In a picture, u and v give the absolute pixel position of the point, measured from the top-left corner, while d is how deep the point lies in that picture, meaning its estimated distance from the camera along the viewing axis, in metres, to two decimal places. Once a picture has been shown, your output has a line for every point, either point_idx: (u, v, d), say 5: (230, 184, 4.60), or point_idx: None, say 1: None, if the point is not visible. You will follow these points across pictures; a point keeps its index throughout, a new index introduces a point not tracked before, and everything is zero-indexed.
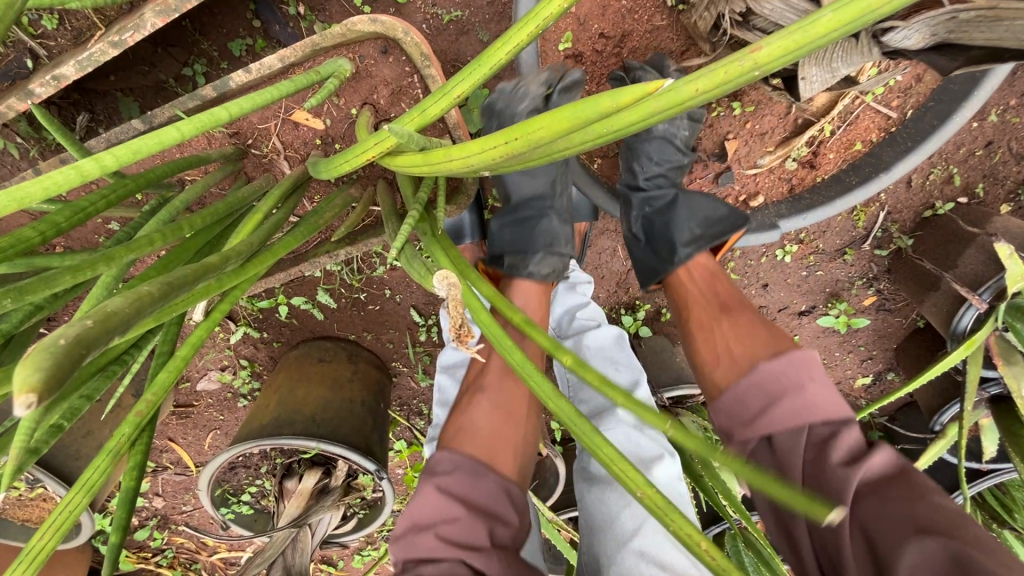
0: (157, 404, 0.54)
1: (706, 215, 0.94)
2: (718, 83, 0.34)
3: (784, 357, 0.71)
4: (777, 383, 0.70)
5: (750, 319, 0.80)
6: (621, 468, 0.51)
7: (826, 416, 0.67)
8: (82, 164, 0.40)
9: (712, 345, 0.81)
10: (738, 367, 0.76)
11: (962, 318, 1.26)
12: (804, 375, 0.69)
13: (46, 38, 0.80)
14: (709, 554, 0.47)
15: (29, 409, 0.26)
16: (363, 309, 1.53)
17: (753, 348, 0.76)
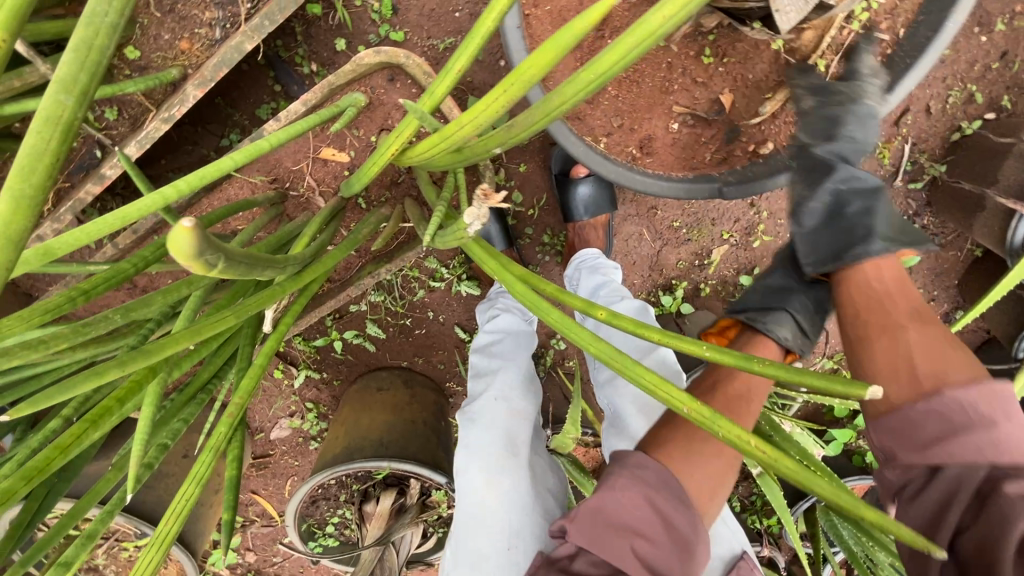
0: (244, 406, 0.60)
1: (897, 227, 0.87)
2: (682, 4, 0.39)
3: (973, 387, 0.68)
4: (962, 412, 0.67)
5: (940, 334, 0.74)
6: (660, 387, 0.50)
7: (1015, 454, 0.64)
8: (164, 190, 0.46)
9: (891, 353, 0.74)
10: (920, 388, 0.70)
11: (1017, 231, 1.20)
12: (992, 409, 0.67)
13: (109, 128, 0.90)
14: (759, 449, 0.45)
15: (188, 229, 0.30)
16: (411, 335, 1.60)
17: (956, 369, 0.70)
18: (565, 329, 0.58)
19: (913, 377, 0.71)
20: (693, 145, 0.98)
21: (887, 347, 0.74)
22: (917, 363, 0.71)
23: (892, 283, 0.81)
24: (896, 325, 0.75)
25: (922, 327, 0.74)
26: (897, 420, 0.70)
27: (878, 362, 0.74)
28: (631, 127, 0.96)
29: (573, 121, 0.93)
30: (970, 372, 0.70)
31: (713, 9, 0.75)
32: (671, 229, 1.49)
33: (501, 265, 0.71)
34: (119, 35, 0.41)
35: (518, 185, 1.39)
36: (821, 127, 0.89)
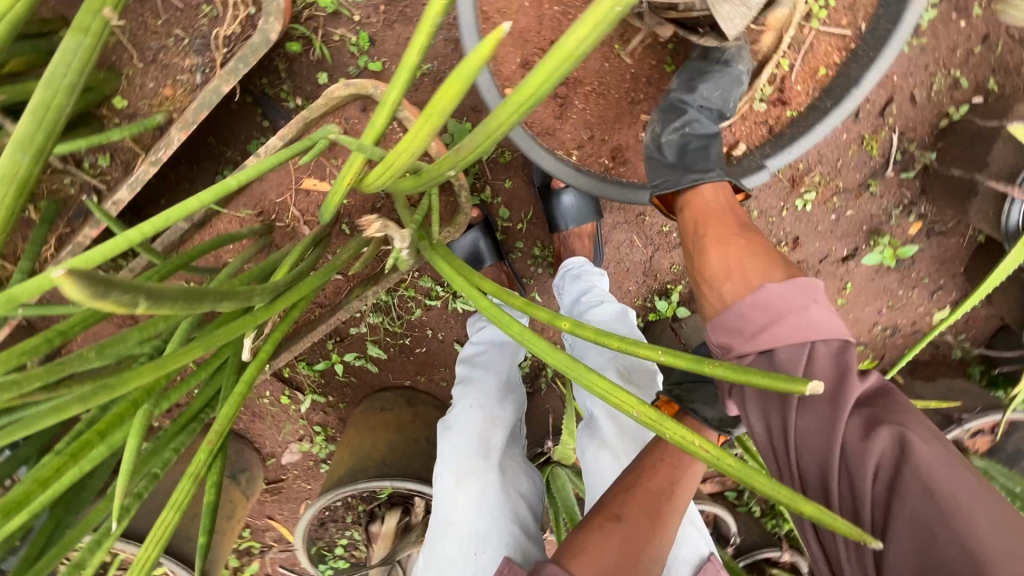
0: (224, 432, 0.63)
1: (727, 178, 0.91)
2: (590, 28, 0.41)
3: (790, 283, 0.79)
4: (784, 302, 0.78)
5: (760, 245, 0.86)
6: (611, 392, 0.50)
7: (821, 331, 0.76)
8: (129, 233, 0.49)
9: (724, 260, 0.85)
10: (746, 285, 0.82)
11: (1011, 214, 1.18)
12: (804, 298, 0.78)
13: (103, 174, 0.95)
14: (705, 448, 0.45)
15: (63, 276, 0.29)
16: (411, 354, 1.63)
17: (771, 273, 0.82)
18: (528, 343, 0.60)
19: (743, 279, 0.82)
20: None
21: (721, 254, 0.86)
22: (745, 269, 0.83)
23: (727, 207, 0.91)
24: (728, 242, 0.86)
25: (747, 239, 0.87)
26: (739, 313, 0.80)
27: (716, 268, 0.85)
28: (601, 138, 0.97)
29: (543, 136, 0.95)
30: (787, 273, 0.81)
31: (661, 19, 0.76)
32: (661, 234, 1.50)
33: (468, 279, 0.73)
34: (80, 91, 0.47)
35: (505, 200, 1.42)
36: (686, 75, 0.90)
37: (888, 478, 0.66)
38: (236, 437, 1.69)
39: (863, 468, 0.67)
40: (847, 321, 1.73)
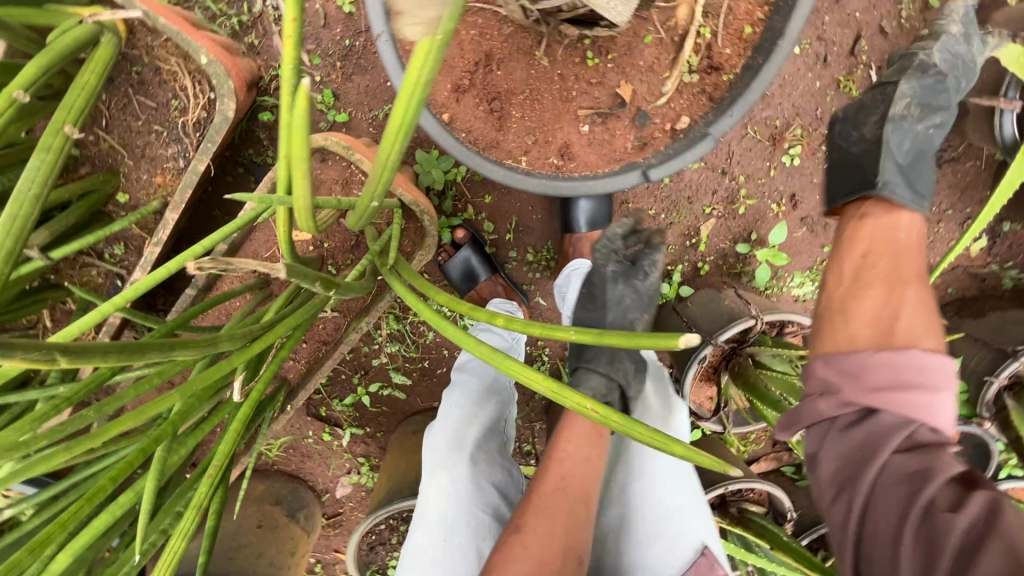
0: (223, 465, 0.71)
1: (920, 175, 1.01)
2: (422, 56, 0.46)
3: (932, 357, 0.81)
4: (917, 372, 0.80)
5: (922, 304, 0.87)
6: (520, 371, 0.55)
7: (936, 421, 0.80)
8: (101, 307, 0.60)
9: (879, 303, 0.88)
10: (891, 342, 0.83)
11: (1002, 127, 1.10)
12: (941, 377, 0.80)
13: (121, 260, 1.09)
14: (594, 410, 0.49)
15: None
16: (435, 375, 1.70)
17: (924, 336, 0.84)
18: (458, 340, 0.65)
19: (890, 331, 0.85)
20: (609, 139, 1.01)
21: (879, 298, 0.88)
22: (897, 322, 0.85)
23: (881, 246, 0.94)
24: (881, 283, 0.90)
25: (910, 290, 0.88)
26: (858, 364, 0.83)
27: (858, 311, 0.89)
28: (545, 140, 1.01)
29: (489, 150, 1.00)
30: (935, 346, 0.83)
31: (560, 20, 0.80)
32: (648, 218, 1.50)
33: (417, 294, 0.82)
34: (43, 201, 0.59)
35: (488, 215, 1.48)
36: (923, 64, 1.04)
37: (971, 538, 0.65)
38: (291, 477, 1.82)
39: (948, 520, 0.67)
40: None
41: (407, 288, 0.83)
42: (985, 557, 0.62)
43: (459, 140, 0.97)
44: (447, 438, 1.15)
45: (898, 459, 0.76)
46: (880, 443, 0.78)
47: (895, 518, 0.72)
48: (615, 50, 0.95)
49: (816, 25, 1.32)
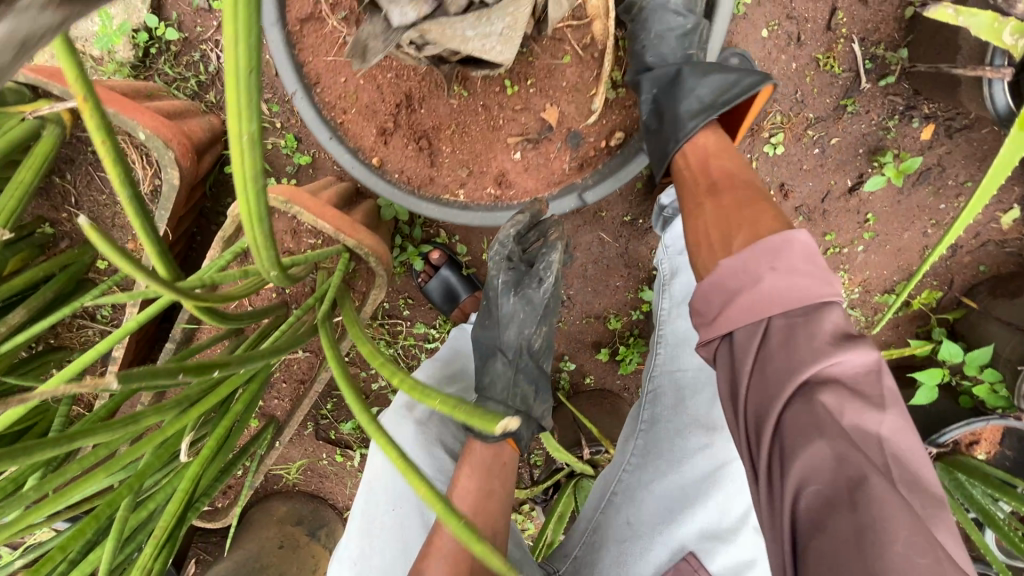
0: (167, 525, 0.77)
1: (721, 84, 0.96)
2: (237, 159, 0.46)
3: (749, 251, 0.86)
4: (736, 278, 0.86)
5: (736, 207, 0.96)
6: (374, 438, 0.53)
7: (782, 304, 0.81)
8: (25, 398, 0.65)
9: (702, 233, 0.98)
10: (715, 253, 0.93)
11: (993, 98, 0.97)
12: (766, 267, 0.84)
13: (112, 319, 1.18)
14: (423, 497, 0.46)
15: None
16: None
17: (739, 236, 0.91)
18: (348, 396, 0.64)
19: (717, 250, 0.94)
20: (545, 163, 0.98)
21: (698, 225, 1.00)
22: (715, 235, 0.95)
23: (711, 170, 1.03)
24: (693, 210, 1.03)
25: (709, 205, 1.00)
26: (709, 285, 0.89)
27: (699, 239, 0.99)
28: (480, 170, 0.99)
29: (424, 187, 1.00)
30: (757, 234, 0.88)
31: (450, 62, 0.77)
32: (625, 224, 1.47)
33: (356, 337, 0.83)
34: None
35: (462, 237, 1.49)
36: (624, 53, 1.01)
37: (823, 476, 0.67)
38: (312, 496, 1.91)
39: (802, 452, 0.69)
40: (887, 254, 1.51)
41: (332, 340, 0.82)
42: (835, 508, 0.65)
43: (393, 183, 0.98)
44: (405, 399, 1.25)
45: (756, 389, 0.79)
46: (744, 352, 0.82)
47: (767, 445, 0.75)
48: (535, 75, 0.92)
49: (784, 4, 1.22)
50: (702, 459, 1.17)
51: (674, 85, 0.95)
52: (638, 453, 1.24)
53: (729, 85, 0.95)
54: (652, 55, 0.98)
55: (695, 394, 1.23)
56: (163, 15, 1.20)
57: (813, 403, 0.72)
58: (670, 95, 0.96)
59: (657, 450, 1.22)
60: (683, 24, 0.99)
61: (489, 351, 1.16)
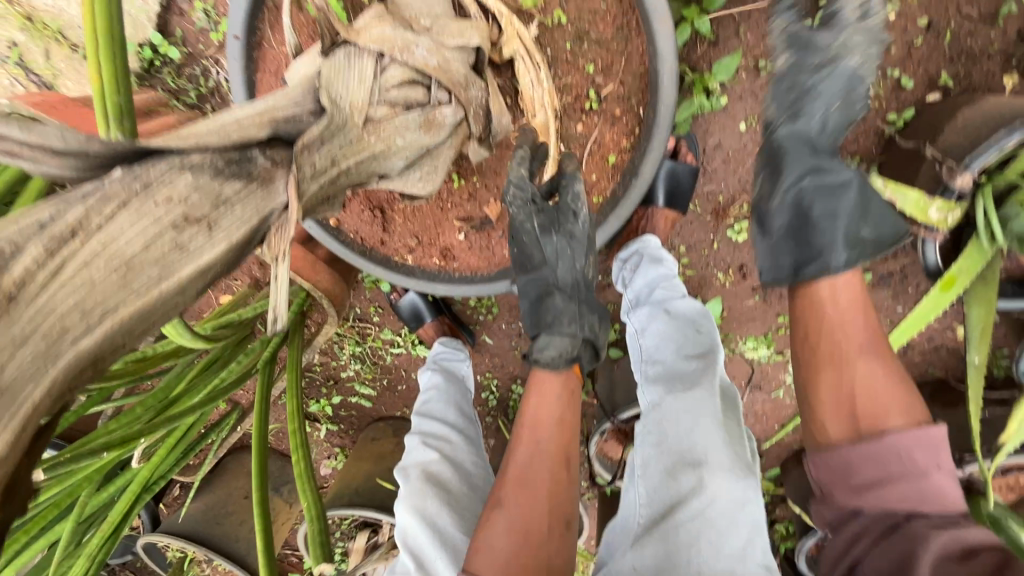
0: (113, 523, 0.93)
1: (873, 220, 0.89)
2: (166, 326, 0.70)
3: (919, 432, 0.75)
4: (899, 461, 0.75)
5: (891, 373, 0.82)
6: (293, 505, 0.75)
7: (943, 503, 0.73)
8: None
9: (841, 388, 0.82)
10: (861, 431, 0.79)
11: (925, 254, 1.00)
12: (932, 464, 0.74)
13: None
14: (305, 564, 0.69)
15: None
16: (395, 391, 1.84)
17: (898, 414, 0.78)
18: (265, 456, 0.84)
19: (855, 417, 0.80)
20: (487, 246, 1.06)
21: (833, 381, 0.83)
22: (858, 404, 0.80)
23: (843, 305, 0.87)
24: (843, 356, 0.83)
25: (869, 361, 0.83)
26: (848, 456, 0.78)
27: (830, 397, 0.83)
28: (428, 242, 1.07)
29: (376, 248, 1.08)
30: (917, 416, 0.78)
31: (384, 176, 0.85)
32: None
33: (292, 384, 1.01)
34: None
35: None
36: (783, 97, 0.96)
37: None
38: (283, 457, 2.12)
39: None
40: None
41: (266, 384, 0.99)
42: None
43: (346, 242, 1.07)
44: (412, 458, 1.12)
45: (875, 552, 0.74)
46: (859, 534, 0.77)
47: None
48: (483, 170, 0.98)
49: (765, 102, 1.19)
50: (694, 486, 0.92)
51: (820, 196, 0.90)
52: (647, 504, 0.99)
53: (862, 224, 0.88)
54: (815, 122, 0.94)
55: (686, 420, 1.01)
56: (167, 32, 1.26)
57: (928, 538, 0.69)
58: (825, 203, 0.89)
59: (666, 498, 0.95)
60: (858, 98, 0.94)
61: (540, 288, 0.91)
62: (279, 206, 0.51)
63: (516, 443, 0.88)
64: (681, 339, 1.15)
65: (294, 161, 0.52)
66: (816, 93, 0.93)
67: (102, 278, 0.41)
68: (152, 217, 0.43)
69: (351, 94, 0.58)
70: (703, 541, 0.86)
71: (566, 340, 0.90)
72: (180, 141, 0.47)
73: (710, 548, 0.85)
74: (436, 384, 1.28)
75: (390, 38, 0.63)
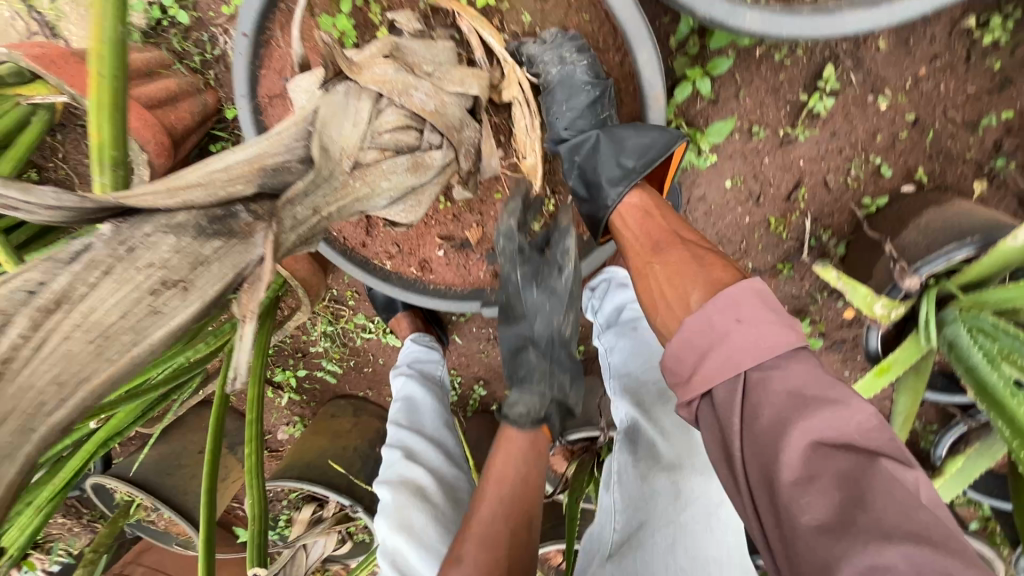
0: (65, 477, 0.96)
1: (640, 147, 0.84)
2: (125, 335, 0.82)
3: (713, 302, 0.70)
4: (706, 331, 0.69)
5: (683, 256, 0.79)
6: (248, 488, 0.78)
7: (763, 354, 0.65)
8: None
9: (648, 289, 0.81)
10: (674, 317, 0.75)
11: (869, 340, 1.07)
12: (731, 321, 0.68)
13: None
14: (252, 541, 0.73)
15: None
16: (360, 371, 1.88)
17: (698, 289, 0.74)
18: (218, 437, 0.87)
19: (666, 310, 0.77)
20: (464, 266, 1.10)
21: (642, 284, 0.82)
22: (665, 295, 0.78)
23: (642, 218, 0.86)
24: (641, 264, 0.83)
25: (665, 257, 0.81)
26: (678, 352, 0.72)
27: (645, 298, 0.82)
28: (408, 251, 1.10)
29: (357, 249, 1.10)
30: (711, 288, 0.72)
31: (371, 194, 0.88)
32: None
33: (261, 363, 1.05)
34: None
35: None
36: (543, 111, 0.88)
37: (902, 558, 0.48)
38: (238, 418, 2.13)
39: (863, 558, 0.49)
40: None
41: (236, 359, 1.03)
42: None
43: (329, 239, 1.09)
44: (398, 470, 1.11)
45: (751, 452, 0.61)
46: (725, 424, 0.65)
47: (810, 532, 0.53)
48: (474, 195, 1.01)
49: (752, 164, 1.22)
50: (666, 483, 0.88)
51: (591, 159, 0.85)
52: (623, 514, 0.89)
53: (632, 157, 0.84)
54: (568, 117, 0.85)
55: (660, 431, 0.98)
56: None
57: (787, 438, 0.58)
58: (590, 171, 0.86)
59: (637, 503, 0.89)
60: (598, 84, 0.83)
61: (520, 341, 0.96)
62: (255, 260, 0.53)
63: (479, 505, 0.88)
64: (639, 354, 1.11)
65: (275, 215, 0.55)
66: (552, 102, 0.85)
67: (80, 352, 0.43)
68: (131, 284, 0.45)
69: (343, 138, 0.62)
70: (680, 548, 0.78)
71: (533, 395, 0.93)
72: (166, 197, 0.49)
73: (686, 559, 0.77)
74: (416, 388, 1.26)
75: (391, 81, 0.66)
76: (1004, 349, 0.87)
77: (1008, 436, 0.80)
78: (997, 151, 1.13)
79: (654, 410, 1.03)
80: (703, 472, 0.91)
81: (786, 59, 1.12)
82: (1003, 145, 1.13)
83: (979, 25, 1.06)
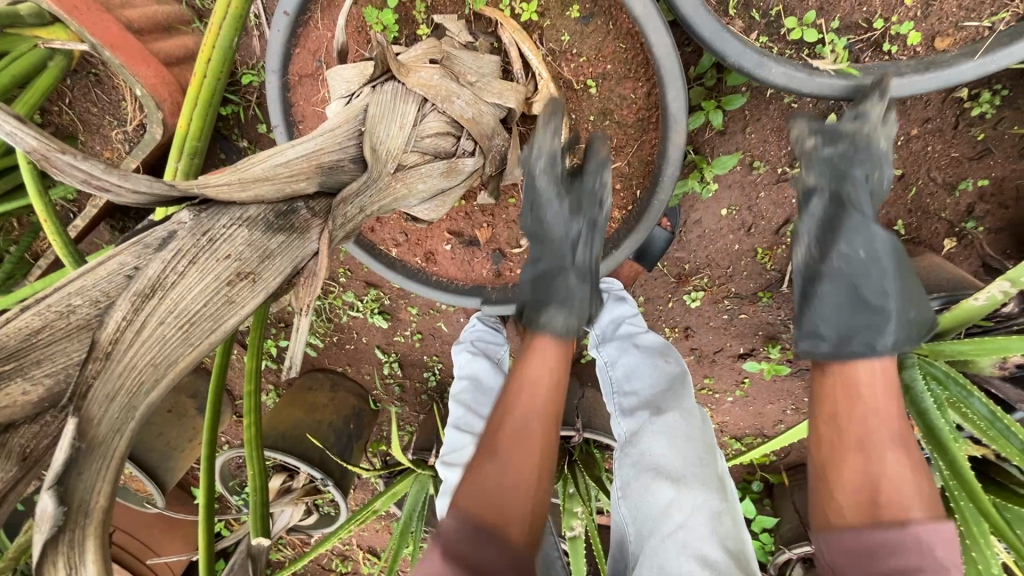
0: None
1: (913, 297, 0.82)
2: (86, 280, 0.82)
3: (940, 526, 0.63)
4: (920, 555, 0.61)
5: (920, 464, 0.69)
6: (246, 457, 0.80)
7: None
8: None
9: (855, 473, 0.69)
10: (876, 512, 0.66)
11: None
12: (953, 560, 0.62)
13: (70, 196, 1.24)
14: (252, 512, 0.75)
15: None
16: (342, 347, 1.89)
17: (922, 507, 0.65)
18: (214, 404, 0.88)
19: (876, 496, 0.67)
20: (469, 262, 1.13)
21: (853, 464, 0.70)
22: (882, 492, 0.67)
23: (878, 395, 0.74)
24: (876, 445, 0.69)
25: (898, 450, 0.69)
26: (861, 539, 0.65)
27: (840, 473, 0.70)
28: (415, 241, 1.12)
29: (365, 232, 1.12)
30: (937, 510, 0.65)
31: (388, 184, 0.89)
32: None
33: None
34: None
35: None
36: (835, 168, 0.87)
37: None
38: None
39: None
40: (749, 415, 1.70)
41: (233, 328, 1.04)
42: None
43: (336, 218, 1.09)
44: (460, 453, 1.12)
45: None
46: None
47: None
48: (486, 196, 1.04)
49: (749, 196, 1.30)
50: (669, 494, 0.94)
51: (870, 267, 0.81)
52: (633, 522, 0.98)
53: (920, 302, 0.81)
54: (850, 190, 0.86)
55: (664, 441, 1.00)
56: None
57: None
58: (855, 281, 0.81)
59: (646, 515, 0.95)
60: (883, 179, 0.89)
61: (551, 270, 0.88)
62: (310, 252, 0.58)
63: (510, 406, 0.73)
64: (638, 364, 1.15)
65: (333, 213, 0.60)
66: (855, 161, 0.87)
67: (171, 335, 0.49)
68: (212, 274, 0.51)
69: (390, 140, 0.67)
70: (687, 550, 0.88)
71: (575, 304, 0.85)
72: (240, 190, 0.53)
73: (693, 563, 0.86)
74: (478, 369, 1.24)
75: (436, 86, 0.70)
76: (951, 397, 0.95)
77: (945, 474, 0.90)
78: (969, 215, 1.23)
79: (663, 414, 1.04)
80: (703, 481, 0.96)
81: (793, 103, 1.18)
82: (975, 210, 1.23)
83: (970, 97, 1.15)
